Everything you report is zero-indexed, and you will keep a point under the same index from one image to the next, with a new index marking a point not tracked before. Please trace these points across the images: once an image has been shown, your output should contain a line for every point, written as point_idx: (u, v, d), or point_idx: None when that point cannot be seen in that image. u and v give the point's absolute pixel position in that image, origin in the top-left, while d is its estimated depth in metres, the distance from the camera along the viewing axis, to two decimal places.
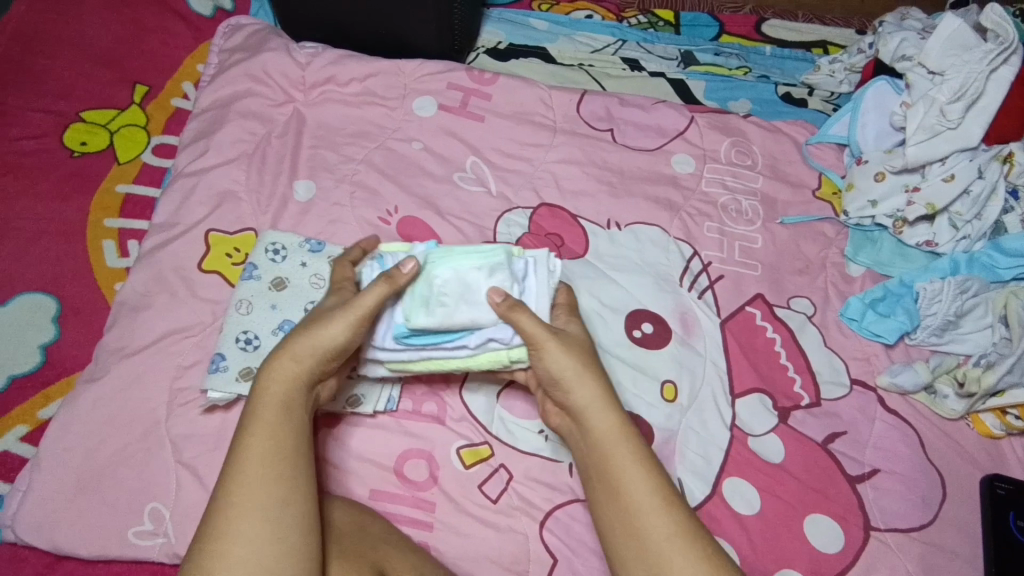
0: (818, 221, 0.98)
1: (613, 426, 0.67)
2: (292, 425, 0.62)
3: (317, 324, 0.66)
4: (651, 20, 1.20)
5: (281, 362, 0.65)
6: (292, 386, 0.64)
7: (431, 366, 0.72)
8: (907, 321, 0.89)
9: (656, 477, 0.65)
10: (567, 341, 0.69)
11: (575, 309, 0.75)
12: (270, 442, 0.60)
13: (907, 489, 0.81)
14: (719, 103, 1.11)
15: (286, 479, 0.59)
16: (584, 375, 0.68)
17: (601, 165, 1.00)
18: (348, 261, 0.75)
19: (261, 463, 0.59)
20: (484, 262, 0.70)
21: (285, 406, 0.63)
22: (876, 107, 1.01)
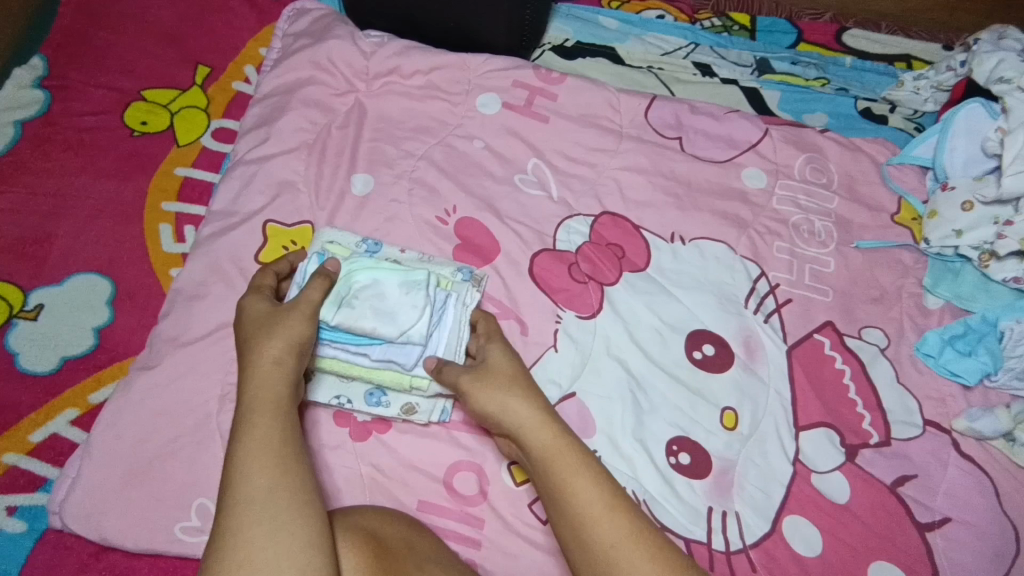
0: (895, 248, 0.93)
1: (549, 444, 0.63)
2: (283, 414, 0.61)
3: (274, 324, 0.65)
4: (726, 24, 1.15)
5: (256, 356, 0.63)
6: (271, 378, 0.62)
7: (334, 368, 0.71)
8: (989, 362, 0.83)
9: (602, 483, 0.61)
10: (488, 373, 0.68)
11: (494, 334, 0.73)
12: (260, 439, 0.59)
13: (981, 541, 0.76)
14: (794, 115, 1.05)
15: (278, 463, 0.58)
16: (509, 402, 0.66)
17: (668, 176, 0.95)
18: (274, 269, 0.74)
19: (253, 452, 0.58)
20: (405, 280, 0.71)
21: (270, 398, 0.61)
22: (968, 131, 0.95)
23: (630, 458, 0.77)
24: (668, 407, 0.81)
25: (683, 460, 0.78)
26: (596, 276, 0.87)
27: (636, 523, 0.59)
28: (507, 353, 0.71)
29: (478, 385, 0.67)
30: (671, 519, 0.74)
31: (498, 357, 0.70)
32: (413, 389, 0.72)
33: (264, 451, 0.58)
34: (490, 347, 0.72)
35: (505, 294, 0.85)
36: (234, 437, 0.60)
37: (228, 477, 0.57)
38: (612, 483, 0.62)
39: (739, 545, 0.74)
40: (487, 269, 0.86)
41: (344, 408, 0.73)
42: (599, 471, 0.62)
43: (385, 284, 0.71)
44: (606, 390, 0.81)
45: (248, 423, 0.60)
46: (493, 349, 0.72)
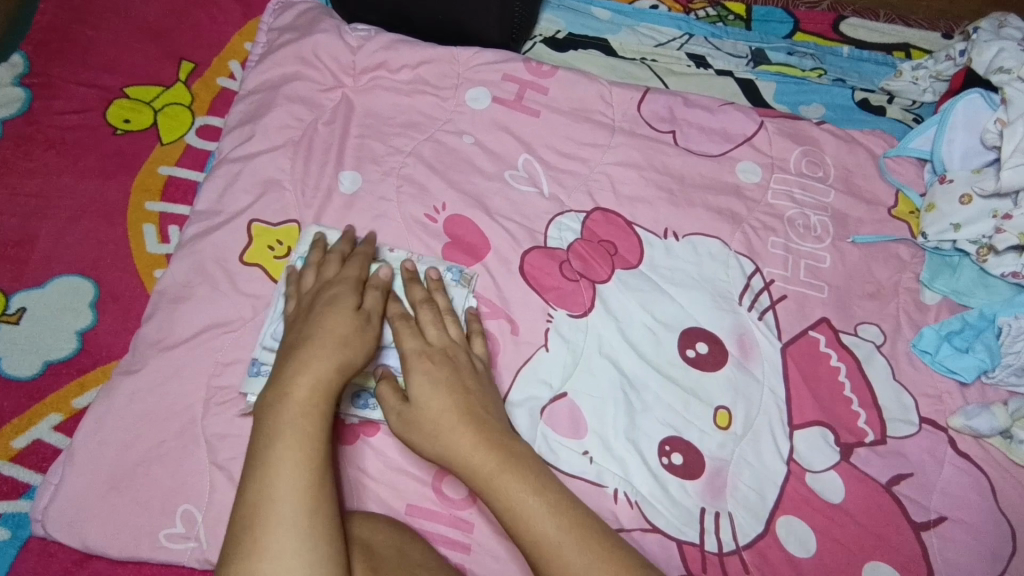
0: (892, 242, 0.92)
1: (486, 479, 0.63)
2: (325, 427, 0.60)
3: (358, 329, 0.66)
4: (721, 13, 1.13)
5: (323, 357, 0.63)
6: (330, 386, 0.62)
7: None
8: (986, 359, 0.82)
9: (552, 514, 0.62)
10: (412, 413, 0.66)
11: (421, 358, 0.69)
12: (307, 456, 0.58)
13: (976, 540, 0.75)
14: (790, 107, 1.04)
15: (315, 484, 0.58)
16: (441, 447, 0.65)
17: (662, 171, 0.94)
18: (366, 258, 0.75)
19: (297, 468, 0.58)
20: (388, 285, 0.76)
21: (322, 413, 0.61)
22: (967, 123, 0.93)
23: (622, 459, 0.76)
24: (661, 406, 0.80)
25: (675, 460, 0.77)
26: (588, 274, 0.86)
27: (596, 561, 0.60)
28: (428, 382, 0.67)
29: (406, 429, 0.66)
30: (663, 520, 0.73)
31: (417, 389, 0.67)
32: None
33: (302, 469, 0.58)
34: (410, 374, 0.68)
35: (496, 293, 0.84)
36: (265, 447, 0.58)
37: (260, 490, 0.57)
38: (562, 510, 0.62)
39: (732, 547, 0.73)
40: (477, 267, 0.84)
41: (331, 411, 0.72)
42: (548, 511, 0.62)
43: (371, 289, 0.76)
44: (598, 389, 0.80)
45: (287, 434, 0.59)
46: (413, 374, 0.68)
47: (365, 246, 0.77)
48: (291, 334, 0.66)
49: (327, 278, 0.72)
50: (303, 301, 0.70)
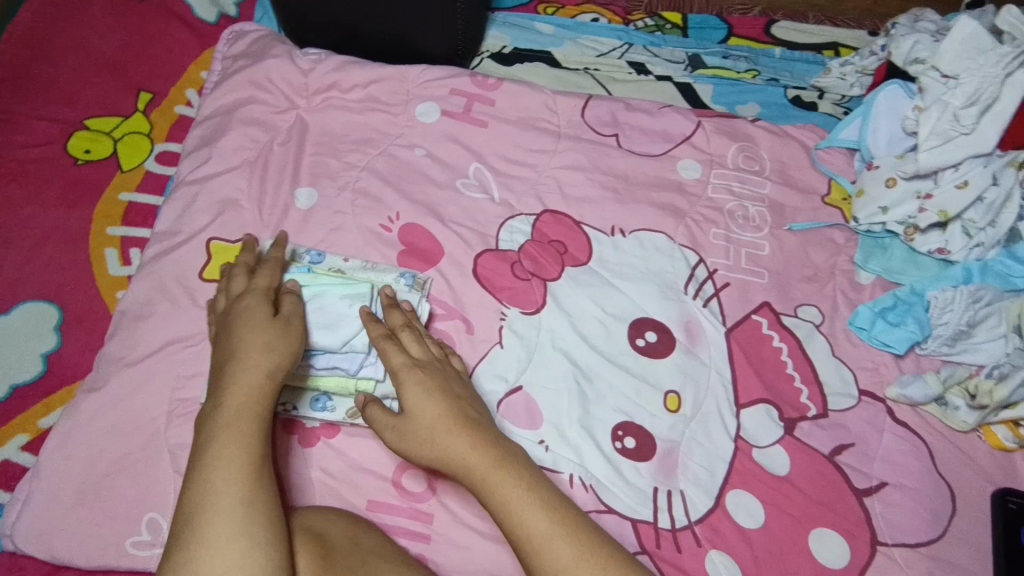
0: (827, 227, 0.96)
1: (482, 476, 0.64)
2: (258, 429, 0.63)
3: (274, 336, 0.68)
4: (658, 23, 1.18)
5: (250, 365, 0.65)
6: (259, 392, 0.65)
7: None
8: (917, 331, 0.86)
9: (544, 509, 0.62)
10: (407, 424, 0.68)
11: (413, 373, 0.70)
12: (242, 451, 0.61)
13: (916, 503, 0.78)
14: (727, 107, 1.09)
15: (249, 481, 0.60)
16: (436, 452, 0.67)
17: (606, 172, 0.99)
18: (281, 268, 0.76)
19: (231, 463, 0.60)
20: (347, 293, 0.75)
21: (255, 411, 0.64)
22: (889, 112, 0.97)
23: (577, 446, 0.79)
24: (614, 394, 0.83)
25: (628, 444, 0.80)
26: (539, 272, 0.90)
27: (582, 555, 0.60)
28: (420, 391, 0.69)
29: (403, 437, 0.68)
30: (619, 501, 0.77)
31: (412, 399, 0.68)
32: (359, 393, 0.74)
33: (238, 467, 0.60)
34: (403, 386, 0.69)
35: (450, 295, 0.87)
36: (204, 450, 0.61)
37: (202, 489, 0.59)
38: (555, 506, 0.63)
39: (684, 522, 0.76)
40: (432, 271, 0.88)
41: (290, 415, 0.74)
42: (539, 508, 0.62)
43: (328, 297, 0.75)
44: (552, 382, 0.83)
45: (224, 436, 0.62)
46: (405, 385, 0.69)
47: (274, 252, 0.78)
48: (218, 353, 0.69)
49: (236, 292, 0.74)
50: (222, 316, 0.72)
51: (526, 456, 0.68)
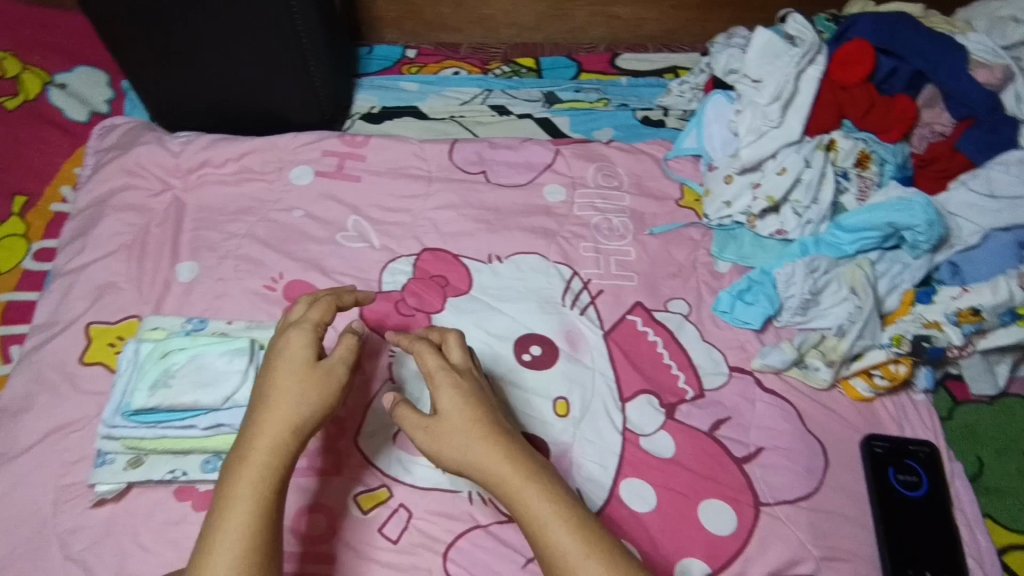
0: (684, 227, 1.06)
1: (516, 491, 0.63)
2: (276, 489, 0.61)
3: (314, 383, 0.66)
4: (514, 69, 1.29)
5: (277, 419, 0.63)
6: (283, 448, 0.62)
7: (162, 447, 0.74)
8: (769, 305, 0.95)
9: (581, 531, 0.61)
10: (441, 427, 0.67)
11: (454, 379, 0.69)
12: (247, 519, 0.58)
13: (792, 461, 0.84)
14: (584, 134, 1.19)
15: (256, 547, 0.58)
16: (466, 456, 0.65)
17: (478, 206, 1.06)
18: (334, 303, 0.75)
19: (236, 531, 0.58)
20: (225, 351, 0.77)
21: (265, 474, 0.61)
22: (718, 119, 1.08)
23: None
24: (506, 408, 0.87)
25: None
26: (423, 306, 0.95)
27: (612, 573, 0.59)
28: (455, 395, 0.68)
29: (434, 440, 0.67)
30: None
31: (448, 402, 0.67)
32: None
33: (245, 532, 0.58)
34: (436, 388, 0.69)
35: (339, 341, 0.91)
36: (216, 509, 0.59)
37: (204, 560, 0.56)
38: (590, 527, 0.62)
39: None
40: None
41: (183, 481, 0.74)
42: (570, 523, 0.62)
43: (206, 358, 0.77)
44: None
45: (236, 497, 0.59)
46: (440, 387, 0.69)
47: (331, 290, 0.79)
48: (253, 389, 0.66)
49: (292, 320, 0.73)
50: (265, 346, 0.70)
51: (557, 473, 0.67)
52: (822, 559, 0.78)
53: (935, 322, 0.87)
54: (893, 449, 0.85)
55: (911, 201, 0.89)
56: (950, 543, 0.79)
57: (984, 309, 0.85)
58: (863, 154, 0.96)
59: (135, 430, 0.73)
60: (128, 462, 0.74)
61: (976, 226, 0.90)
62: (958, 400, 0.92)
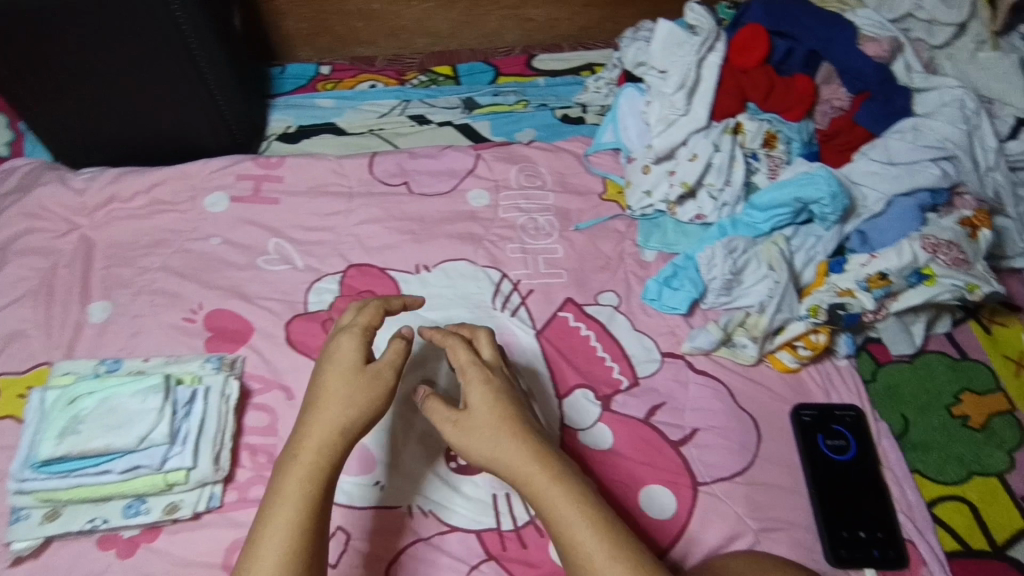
0: (608, 220, 1.07)
1: (539, 488, 0.65)
2: (325, 486, 0.65)
3: (360, 385, 0.70)
4: (431, 77, 1.28)
5: (325, 420, 0.67)
6: (330, 447, 0.66)
7: (77, 496, 0.72)
8: (694, 289, 0.96)
9: (601, 527, 0.63)
10: (470, 421, 0.70)
11: (483, 377, 0.72)
12: (295, 515, 0.62)
13: (726, 438, 0.86)
14: (506, 136, 1.19)
15: (300, 541, 0.61)
16: (494, 449, 0.67)
17: (402, 218, 1.05)
18: (385, 305, 0.79)
19: (282, 526, 0.61)
20: (137, 390, 0.76)
21: (313, 473, 0.65)
22: (632, 111, 1.09)
23: (411, 476, 0.82)
24: None
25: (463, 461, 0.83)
26: None
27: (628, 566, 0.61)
28: (485, 391, 0.71)
29: (462, 434, 0.69)
30: (459, 517, 0.80)
31: (478, 398, 0.71)
32: (173, 485, 0.74)
33: (292, 527, 0.61)
34: (467, 384, 0.72)
35: (266, 368, 0.89)
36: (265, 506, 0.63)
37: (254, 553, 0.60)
38: (610, 524, 0.63)
39: (525, 517, 0.80)
40: (242, 350, 0.90)
41: (104, 529, 0.73)
42: (591, 518, 0.63)
43: (117, 399, 0.76)
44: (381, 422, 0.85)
45: (285, 492, 0.63)
46: (472, 383, 0.72)
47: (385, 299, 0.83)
48: (309, 391, 0.71)
49: (340, 325, 0.77)
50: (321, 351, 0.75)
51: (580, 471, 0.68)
52: (760, 531, 0.80)
53: (847, 289, 0.90)
54: (821, 416, 0.88)
55: (814, 175, 0.92)
56: (879, 501, 0.82)
57: (891, 272, 0.88)
58: (770, 134, 1.00)
59: (46, 481, 0.71)
60: (44, 515, 0.73)
61: (878, 193, 0.93)
62: (881, 362, 0.95)
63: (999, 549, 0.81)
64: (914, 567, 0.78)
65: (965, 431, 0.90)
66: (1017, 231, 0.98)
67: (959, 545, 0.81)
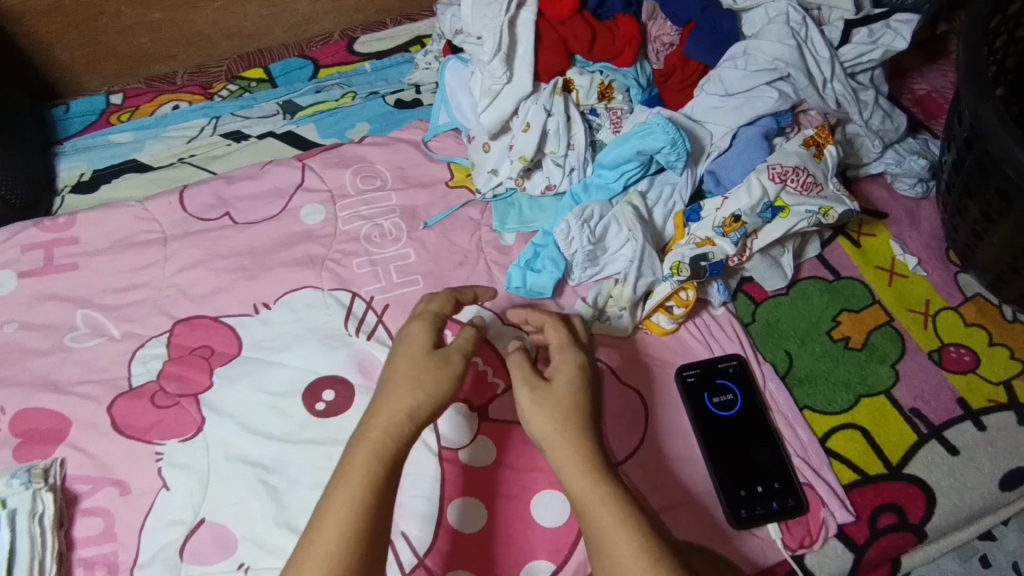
0: (460, 209, 0.98)
1: (587, 488, 0.64)
2: (388, 468, 0.64)
3: (427, 369, 0.69)
4: (243, 84, 1.14)
5: (399, 400, 0.66)
6: (399, 431, 0.65)
7: None
8: (556, 268, 0.89)
9: (643, 532, 0.62)
10: (550, 399, 0.69)
11: (574, 358, 0.72)
12: (359, 497, 0.62)
13: (612, 422, 0.81)
14: (337, 137, 1.07)
15: (362, 524, 0.60)
16: (558, 437, 0.67)
17: (228, 254, 0.93)
18: (456, 296, 0.77)
19: (346, 505, 0.61)
20: None
21: (383, 456, 0.64)
22: (461, 85, 0.99)
23: (281, 550, 0.74)
24: (308, 471, 0.79)
25: None
26: (188, 389, 0.83)
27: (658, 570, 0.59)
28: (577, 377, 0.71)
29: (535, 413, 0.68)
30: None
31: (564, 382, 0.70)
32: None
33: (353, 507, 0.61)
34: (562, 363, 0.72)
35: (94, 465, 0.78)
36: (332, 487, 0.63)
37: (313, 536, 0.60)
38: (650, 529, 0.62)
39: (414, 561, 0.74)
40: (61, 449, 0.79)
41: None
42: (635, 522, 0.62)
43: None
44: (236, 495, 0.77)
45: (351, 470, 0.63)
46: (562, 365, 0.72)
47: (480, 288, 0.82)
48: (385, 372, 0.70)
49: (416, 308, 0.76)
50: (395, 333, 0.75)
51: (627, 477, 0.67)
52: (661, 511, 0.77)
53: (707, 238, 0.85)
54: (704, 373, 0.83)
55: (651, 124, 0.86)
56: (775, 449, 0.79)
57: (743, 213, 0.84)
58: (604, 86, 0.93)
59: None
60: None
61: (723, 128, 0.89)
62: (757, 300, 0.92)
63: (895, 468, 0.80)
64: (814, 509, 0.77)
65: (849, 353, 0.88)
66: (867, 137, 0.95)
67: (856, 475, 0.79)
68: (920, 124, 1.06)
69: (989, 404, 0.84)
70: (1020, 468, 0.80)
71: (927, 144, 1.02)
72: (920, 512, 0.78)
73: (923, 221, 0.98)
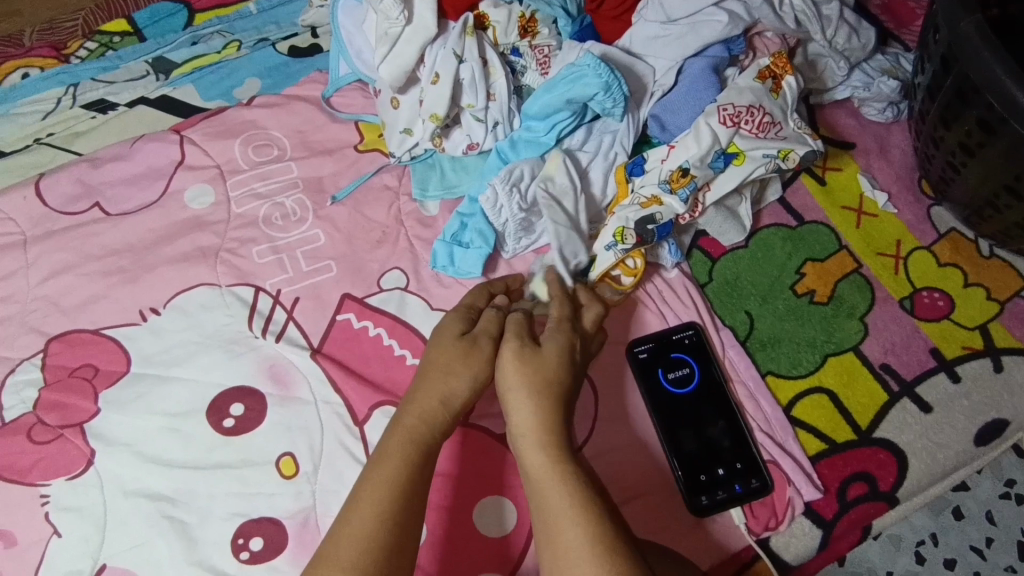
0: (373, 177, 0.84)
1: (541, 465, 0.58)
2: (426, 454, 0.59)
3: (457, 353, 0.64)
4: (103, 40, 0.96)
5: (430, 385, 0.62)
6: (433, 417, 0.61)
7: None
8: (484, 243, 0.77)
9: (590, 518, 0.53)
10: (540, 365, 0.62)
11: (563, 323, 0.66)
12: (387, 487, 0.56)
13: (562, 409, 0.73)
14: (223, 98, 0.91)
15: (394, 511, 0.55)
16: (529, 414, 0.60)
17: (103, 254, 0.79)
18: (489, 290, 0.71)
19: (375, 490, 0.56)
20: None
21: (414, 441, 0.59)
22: (357, 26, 0.84)
23: None
24: (219, 500, 0.69)
25: (254, 547, 0.68)
26: (71, 419, 0.72)
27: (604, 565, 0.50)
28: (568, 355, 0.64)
29: (510, 378, 0.62)
30: None
31: (556, 348, 0.64)
32: None
33: (389, 489, 0.56)
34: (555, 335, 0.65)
35: None
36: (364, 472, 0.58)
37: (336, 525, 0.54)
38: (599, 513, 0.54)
39: None
40: None
41: None
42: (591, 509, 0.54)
43: None
44: (138, 535, 0.68)
45: (386, 455, 0.58)
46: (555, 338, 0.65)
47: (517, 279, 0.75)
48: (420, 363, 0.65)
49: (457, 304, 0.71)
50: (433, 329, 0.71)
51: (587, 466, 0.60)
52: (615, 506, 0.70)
53: (652, 196, 0.74)
54: (658, 348, 0.75)
55: (580, 67, 0.73)
56: (733, 424, 0.72)
57: (692, 165, 0.74)
58: (526, 19, 0.80)
59: None
60: None
61: (666, 61, 0.79)
62: (714, 256, 0.82)
63: (864, 433, 0.74)
64: (779, 487, 0.71)
65: (815, 308, 0.80)
66: (831, 57, 0.85)
67: (824, 445, 0.73)
68: (890, 34, 0.94)
69: (964, 352, 0.77)
70: (996, 420, 0.75)
71: (898, 59, 0.90)
72: (891, 478, 0.72)
73: (894, 149, 0.88)
